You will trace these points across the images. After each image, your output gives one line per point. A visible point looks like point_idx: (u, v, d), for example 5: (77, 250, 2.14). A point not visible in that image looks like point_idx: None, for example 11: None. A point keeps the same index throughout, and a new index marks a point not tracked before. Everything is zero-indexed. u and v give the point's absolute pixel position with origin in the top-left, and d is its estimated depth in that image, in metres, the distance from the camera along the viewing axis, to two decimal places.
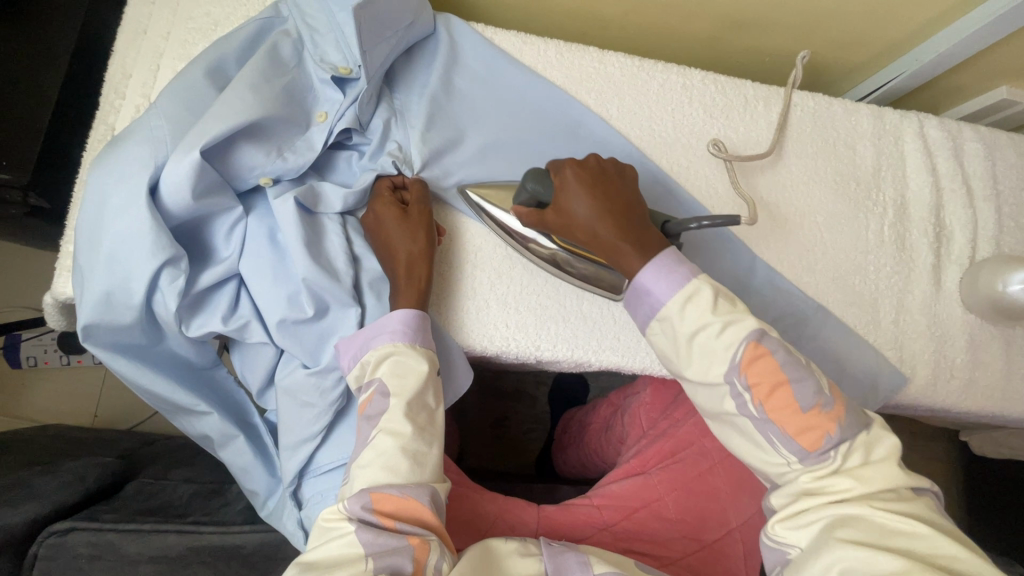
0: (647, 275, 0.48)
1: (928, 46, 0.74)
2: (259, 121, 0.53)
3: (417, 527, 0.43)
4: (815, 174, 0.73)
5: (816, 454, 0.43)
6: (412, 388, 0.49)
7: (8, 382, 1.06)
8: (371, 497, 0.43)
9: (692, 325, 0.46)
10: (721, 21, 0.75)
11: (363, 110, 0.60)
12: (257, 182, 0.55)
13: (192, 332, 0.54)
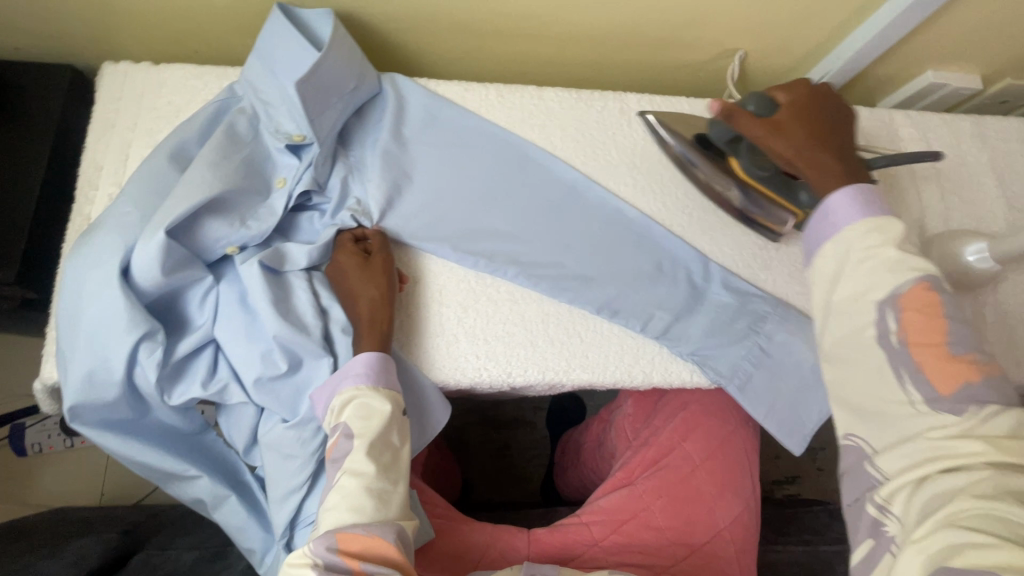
0: (841, 196, 0.48)
1: (847, 44, 0.78)
2: (220, 195, 0.57)
3: (382, 565, 0.45)
4: None
5: (951, 403, 0.40)
6: (375, 428, 0.52)
7: (16, 469, 1.08)
8: (336, 537, 0.46)
9: (855, 254, 0.45)
10: (650, 45, 0.79)
11: (319, 172, 0.64)
12: (224, 251, 0.59)
13: (174, 400, 0.56)
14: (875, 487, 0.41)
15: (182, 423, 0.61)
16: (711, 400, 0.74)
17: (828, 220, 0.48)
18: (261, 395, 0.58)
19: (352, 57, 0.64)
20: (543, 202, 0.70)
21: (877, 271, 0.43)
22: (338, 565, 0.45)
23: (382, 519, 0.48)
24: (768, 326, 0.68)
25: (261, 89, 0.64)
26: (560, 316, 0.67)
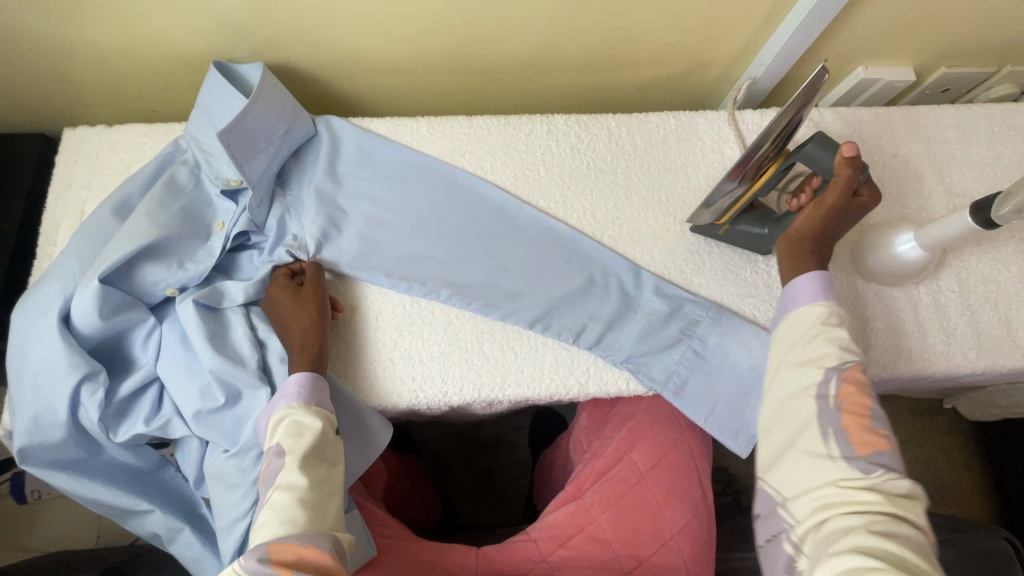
0: (811, 284, 0.59)
1: (767, 49, 0.80)
2: (157, 242, 0.62)
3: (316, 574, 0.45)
4: (690, 183, 0.77)
5: (864, 462, 0.48)
6: (307, 443, 0.54)
7: (19, 516, 1.12)
8: (268, 548, 0.46)
9: (809, 331, 0.57)
10: (575, 69, 0.82)
11: (255, 213, 0.68)
12: (164, 293, 0.63)
13: (120, 437, 0.60)
14: (785, 530, 0.50)
15: (135, 460, 0.64)
16: (657, 406, 0.74)
17: (791, 295, 0.60)
18: (203, 427, 0.61)
19: (280, 104, 0.68)
20: (474, 225, 0.73)
21: (825, 344, 0.55)
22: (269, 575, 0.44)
23: (320, 531, 0.48)
24: (701, 329, 0.69)
25: (200, 140, 0.68)
26: (494, 333, 0.69)
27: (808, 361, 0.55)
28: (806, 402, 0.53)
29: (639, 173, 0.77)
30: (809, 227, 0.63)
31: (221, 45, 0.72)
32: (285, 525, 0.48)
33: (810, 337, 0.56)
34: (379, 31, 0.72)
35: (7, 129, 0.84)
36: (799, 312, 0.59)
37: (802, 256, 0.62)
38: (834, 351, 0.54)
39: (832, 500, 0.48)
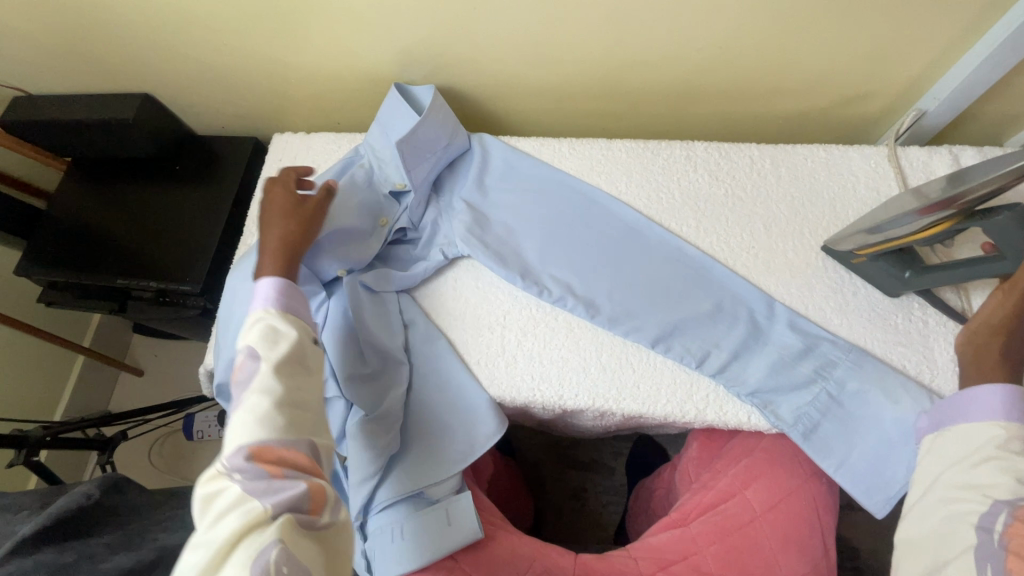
0: (983, 400, 0.53)
1: (942, 83, 0.75)
2: (337, 229, 0.72)
3: (304, 476, 0.47)
4: (838, 218, 0.74)
5: None
6: (292, 342, 0.53)
7: (185, 450, 1.34)
8: (254, 451, 0.46)
9: (976, 451, 0.51)
10: (720, 97, 0.83)
11: (414, 213, 0.79)
12: (336, 274, 0.73)
13: None
14: None
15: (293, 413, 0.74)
16: (777, 447, 0.70)
17: (958, 407, 0.55)
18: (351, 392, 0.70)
19: (446, 120, 0.78)
20: (604, 241, 0.76)
21: (997, 474, 0.49)
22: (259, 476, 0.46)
23: (299, 442, 0.48)
24: (838, 372, 0.65)
25: (376, 148, 0.80)
26: (614, 346, 0.71)
27: (972, 486, 0.49)
28: (965, 528, 0.48)
29: (780, 204, 0.75)
30: (1000, 323, 0.56)
31: (401, 69, 0.85)
32: (260, 425, 0.47)
33: (977, 460, 0.51)
34: (535, 60, 0.79)
35: (232, 132, 1.06)
36: (967, 427, 0.53)
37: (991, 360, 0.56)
38: (1014, 485, 0.47)
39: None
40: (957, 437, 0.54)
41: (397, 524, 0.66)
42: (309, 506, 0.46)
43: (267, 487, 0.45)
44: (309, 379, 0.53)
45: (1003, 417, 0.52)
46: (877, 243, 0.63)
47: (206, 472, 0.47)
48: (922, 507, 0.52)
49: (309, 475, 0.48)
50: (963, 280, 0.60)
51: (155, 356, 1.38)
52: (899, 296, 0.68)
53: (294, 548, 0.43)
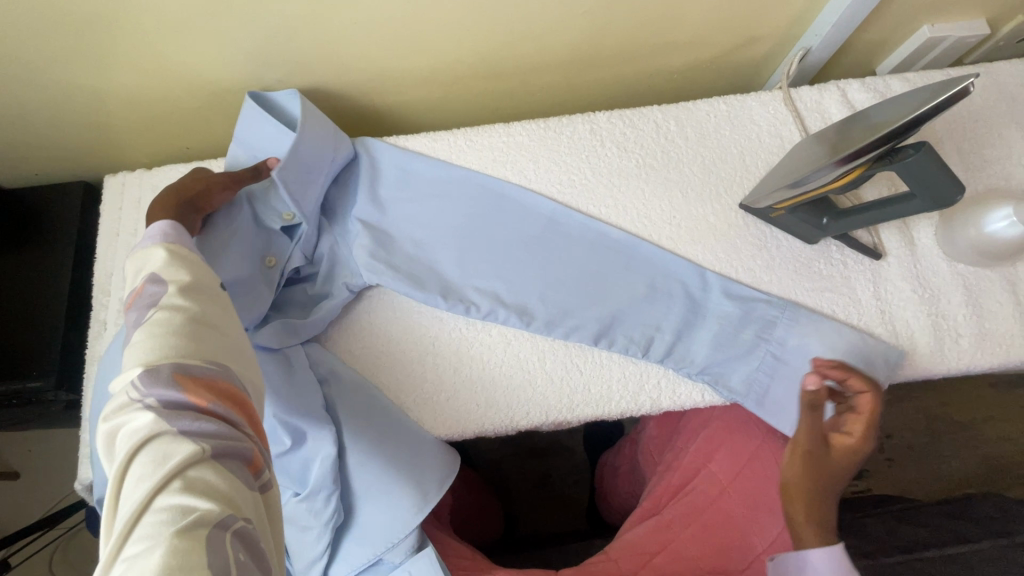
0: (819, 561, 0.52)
1: (823, 19, 0.74)
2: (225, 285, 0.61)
3: (235, 413, 0.40)
4: (749, 173, 0.72)
5: None
6: (187, 279, 0.46)
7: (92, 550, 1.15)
8: (174, 375, 0.38)
9: None
10: (612, 61, 0.77)
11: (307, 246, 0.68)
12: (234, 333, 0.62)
13: None
14: None
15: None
16: (732, 414, 0.69)
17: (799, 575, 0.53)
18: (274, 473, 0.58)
19: (326, 130, 0.67)
20: (524, 238, 0.70)
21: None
22: (185, 405, 0.37)
23: (209, 358, 0.41)
24: (777, 331, 0.65)
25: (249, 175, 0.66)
26: (556, 351, 0.66)
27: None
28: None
29: (693, 167, 0.72)
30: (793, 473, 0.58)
31: (248, 77, 0.71)
32: (185, 352, 0.40)
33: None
34: (406, 47, 0.69)
35: (50, 178, 0.85)
36: None
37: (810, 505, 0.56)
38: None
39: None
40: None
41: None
42: (249, 454, 0.38)
43: (189, 407, 0.37)
44: (222, 320, 0.46)
45: None
46: (795, 195, 0.62)
47: (116, 392, 0.39)
48: None
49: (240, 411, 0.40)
50: (876, 221, 0.61)
51: (27, 453, 1.15)
52: (818, 243, 0.69)
53: (229, 467, 0.36)
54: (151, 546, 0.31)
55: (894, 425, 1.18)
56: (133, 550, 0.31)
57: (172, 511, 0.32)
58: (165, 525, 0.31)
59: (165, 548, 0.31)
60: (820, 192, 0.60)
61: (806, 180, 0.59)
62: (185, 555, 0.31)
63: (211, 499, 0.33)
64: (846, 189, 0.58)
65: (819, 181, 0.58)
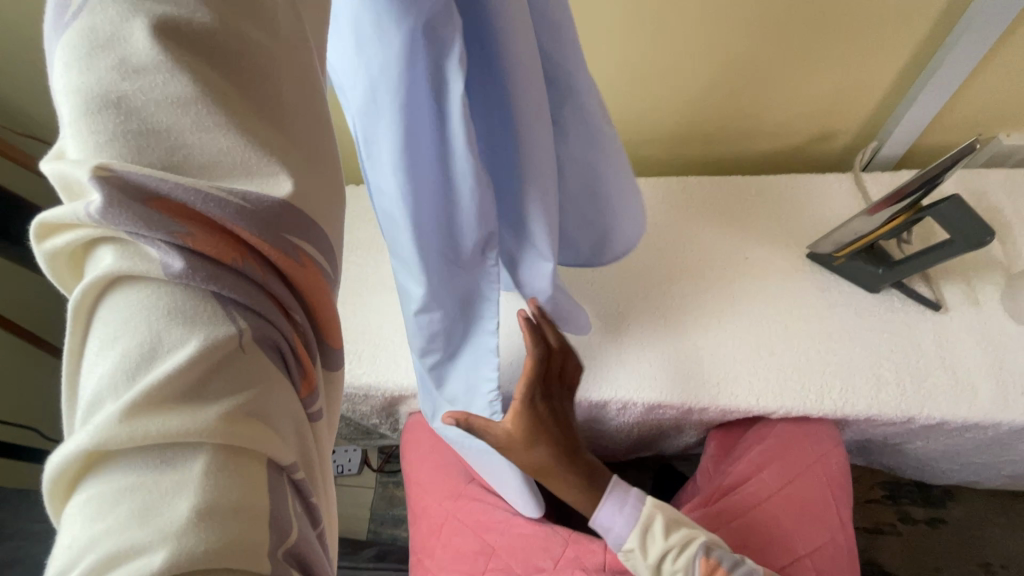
0: (604, 515, 0.67)
1: (893, 119, 0.89)
2: None
3: (265, 290, 0.27)
4: (818, 232, 0.85)
5: None
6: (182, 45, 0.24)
7: None
8: (166, 216, 0.23)
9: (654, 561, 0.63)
10: (703, 142, 0.98)
11: None
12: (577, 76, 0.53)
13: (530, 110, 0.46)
14: None
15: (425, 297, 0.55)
16: (789, 431, 0.75)
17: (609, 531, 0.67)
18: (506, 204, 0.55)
19: None
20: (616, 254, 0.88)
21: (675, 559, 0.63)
22: (185, 254, 0.24)
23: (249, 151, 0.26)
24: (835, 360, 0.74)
25: None
26: (630, 344, 0.79)
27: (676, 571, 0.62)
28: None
29: (768, 222, 0.87)
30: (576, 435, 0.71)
31: None
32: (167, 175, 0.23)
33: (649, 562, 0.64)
34: None
35: None
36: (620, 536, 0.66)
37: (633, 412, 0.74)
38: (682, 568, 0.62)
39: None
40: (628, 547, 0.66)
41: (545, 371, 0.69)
42: (298, 378, 0.29)
43: (192, 259, 0.24)
44: (251, 115, 0.26)
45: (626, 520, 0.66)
46: (851, 241, 0.73)
47: (59, 179, 0.24)
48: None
49: (259, 273, 0.26)
50: (927, 267, 0.70)
51: None
52: (878, 292, 0.77)
53: (266, 357, 0.26)
54: (173, 467, 0.22)
55: (1011, 555, 1.09)
56: (139, 465, 0.22)
57: (179, 425, 0.22)
58: (141, 480, 0.22)
59: (188, 469, 0.22)
60: (871, 239, 0.71)
61: (857, 226, 0.72)
62: (221, 484, 0.23)
63: (256, 422, 0.25)
64: (892, 234, 0.70)
65: (868, 226, 0.71)
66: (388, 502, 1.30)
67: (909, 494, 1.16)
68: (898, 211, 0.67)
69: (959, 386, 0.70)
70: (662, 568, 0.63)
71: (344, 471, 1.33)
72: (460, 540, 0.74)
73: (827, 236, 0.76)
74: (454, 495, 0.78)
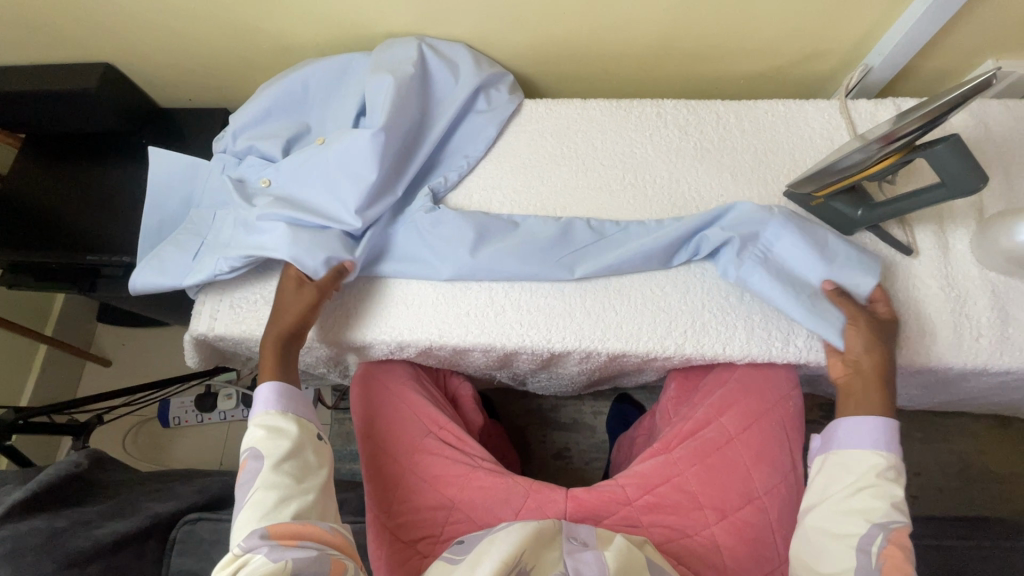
0: (873, 433, 0.63)
1: (883, 42, 0.81)
2: (258, 145, 0.81)
3: (314, 541, 0.59)
4: (798, 167, 0.79)
5: None
6: (280, 450, 0.63)
7: (161, 437, 1.34)
8: (267, 528, 0.59)
9: (863, 479, 0.61)
10: (683, 60, 0.87)
11: (252, 161, 0.82)
12: (267, 141, 0.81)
13: (293, 137, 0.82)
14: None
15: (321, 61, 0.82)
16: (750, 375, 0.75)
17: (852, 434, 0.64)
18: (318, 114, 0.84)
19: (306, 162, 0.77)
20: (581, 188, 0.81)
21: (873, 499, 0.60)
22: (273, 543, 0.57)
23: (330, 521, 0.64)
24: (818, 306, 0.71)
25: (275, 131, 0.82)
26: (597, 292, 0.74)
27: (840, 536, 0.59)
28: (849, 552, 0.58)
29: (744, 155, 0.80)
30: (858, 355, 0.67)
31: (373, 34, 0.86)
32: (255, 511, 0.60)
33: (862, 487, 0.61)
34: (509, 23, 0.81)
35: (201, 104, 1.04)
36: (858, 452, 0.63)
37: (860, 389, 0.66)
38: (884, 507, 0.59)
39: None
40: (843, 461, 0.63)
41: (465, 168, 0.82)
42: (326, 566, 0.57)
43: (270, 544, 0.57)
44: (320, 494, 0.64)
45: (880, 449, 0.62)
46: (832, 182, 0.68)
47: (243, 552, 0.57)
48: (836, 508, 0.61)
49: (328, 535, 0.61)
50: (908, 210, 0.66)
51: (122, 344, 1.36)
52: (853, 235, 0.74)
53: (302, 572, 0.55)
54: None
55: (925, 464, 1.17)
56: None
57: None
58: None
59: None
60: (862, 178, 0.66)
61: (842, 165, 0.66)
62: None
63: None
64: (882, 174, 0.65)
65: (857, 167, 0.65)
66: (345, 438, 1.27)
67: None
68: (892, 149, 0.61)
69: (921, 333, 0.70)
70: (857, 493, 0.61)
71: None
72: (415, 497, 0.72)
73: (809, 178, 0.70)
74: (412, 451, 0.75)
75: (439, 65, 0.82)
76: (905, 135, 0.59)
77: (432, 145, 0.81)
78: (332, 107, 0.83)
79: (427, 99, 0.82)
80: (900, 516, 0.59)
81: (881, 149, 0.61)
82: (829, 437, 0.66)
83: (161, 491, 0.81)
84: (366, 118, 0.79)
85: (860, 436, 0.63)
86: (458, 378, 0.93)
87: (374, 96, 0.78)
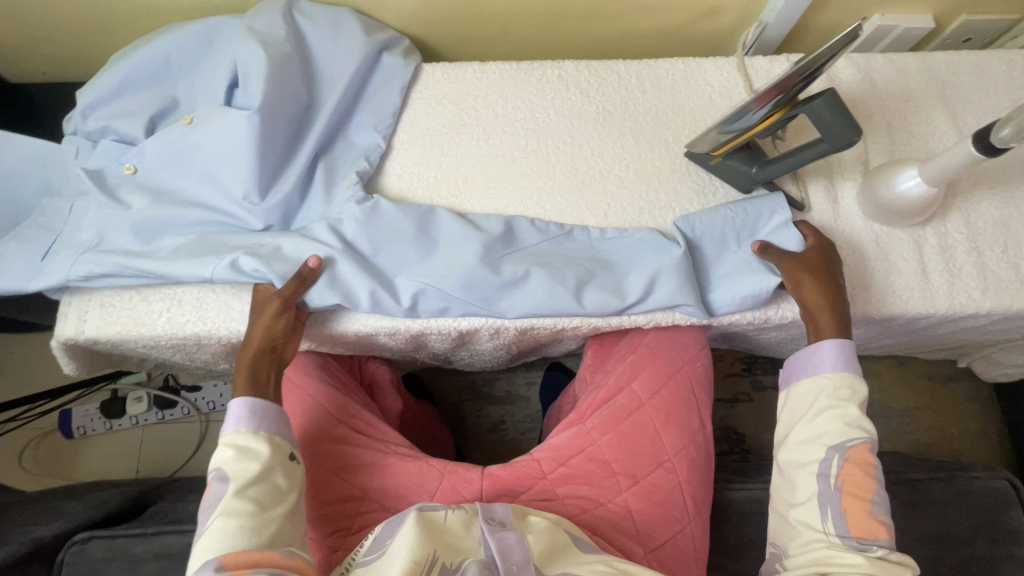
0: (822, 350, 0.63)
1: None
2: (117, 127, 0.73)
3: (272, 571, 0.51)
4: (698, 127, 0.79)
5: (858, 540, 0.56)
6: (247, 476, 0.56)
7: (64, 450, 1.22)
8: (220, 559, 0.51)
9: (821, 400, 0.62)
10: (583, 19, 0.83)
11: (114, 146, 0.74)
12: (128, 123, 0.73)
13: (157, 116, 0.74)
14: (826, 535, 0.57)
15: (182, 28, 0.73)
16: (660, 340, 0.76)
17: (807, 361, 0.65)
18: (185, 87, 0.75)
19: (175, 147, 0.71)
20: (482, 158, 0.77)
21: (828, 421, 0.60)
22: None
23: (296, 545, 0.56)
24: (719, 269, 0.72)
25: (136, 110, 0.74)
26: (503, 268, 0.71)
27: (801, 465, 0.60)
28: (811, 478, 0.59)
29: (647, 117, 0.79)
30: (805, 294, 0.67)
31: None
32: (208, 542, 0.53)
33: (818, 412, 0.61)
34: None
35: (57, 79, 0.92)
36: (813, 377, 0.64)
37: (819, 322, 0.65)
38: (838, 429, 0.59)
39: (826, 562, 0.55)
40: (800, 391, 0.64)
41: (379, 152, 0.76)
42: None
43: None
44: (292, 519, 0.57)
45: (832, 368, 0.62)
46: (725, 142, 0.68)
47: None
48: (800, 434, 0.62)
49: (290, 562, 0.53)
50: (797, 166, 0.67)
51: (8, 353, 1.23)
52: (751, 191, 0.75)
53: None
54: None
55: None
56: None
57: None
58: None
59: None
60: (752, 136, 0.66)
61: (729, 126, 0.66)
62: None
63: None
64: (768, 132, 0.66)
65: (743, 126, 0.65)
66: None
67: (763, 365, 1.26)
68: (774, 105, 0.61)
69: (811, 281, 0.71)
70: (813, 417, 0.61)
71: (216, 407, 1.24)
72: (326, 492, 0.69)
73: (701, 138, 0.70)
74: (321, 444, 0.71)
75: (321, 36, 0.75)
76: (782, 93, 0.59)
77: (323, 121, 0.74)
78: (200, 81, 0.75)
79: (311, 72, 0.75)
80: (858, 435, 0.59)
81: (764, 108, 0.61)
82: (789, 372, 0.67)
83: (46, 511, 0.74)
84: (239, 92, 0.72)
85: (818, 361, 0.64)
86: (375, 362, 0.90)
87: (245, 66, 0.70)
